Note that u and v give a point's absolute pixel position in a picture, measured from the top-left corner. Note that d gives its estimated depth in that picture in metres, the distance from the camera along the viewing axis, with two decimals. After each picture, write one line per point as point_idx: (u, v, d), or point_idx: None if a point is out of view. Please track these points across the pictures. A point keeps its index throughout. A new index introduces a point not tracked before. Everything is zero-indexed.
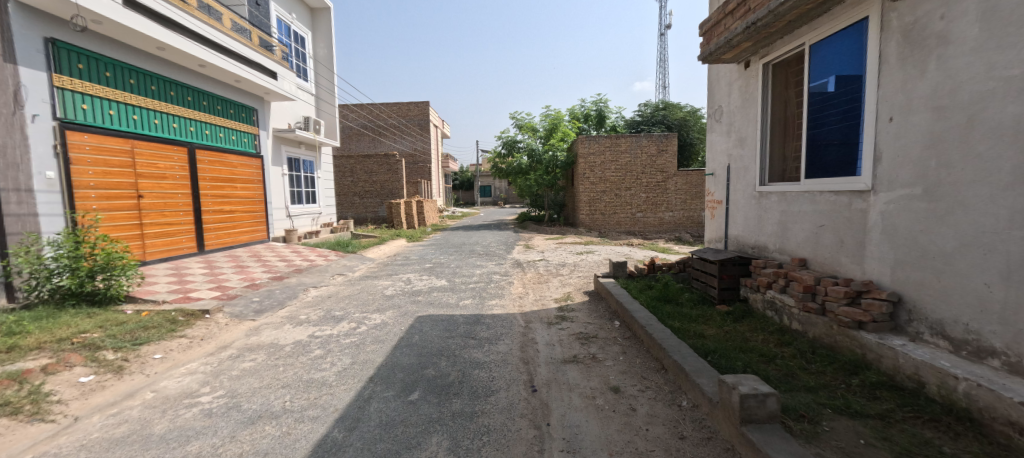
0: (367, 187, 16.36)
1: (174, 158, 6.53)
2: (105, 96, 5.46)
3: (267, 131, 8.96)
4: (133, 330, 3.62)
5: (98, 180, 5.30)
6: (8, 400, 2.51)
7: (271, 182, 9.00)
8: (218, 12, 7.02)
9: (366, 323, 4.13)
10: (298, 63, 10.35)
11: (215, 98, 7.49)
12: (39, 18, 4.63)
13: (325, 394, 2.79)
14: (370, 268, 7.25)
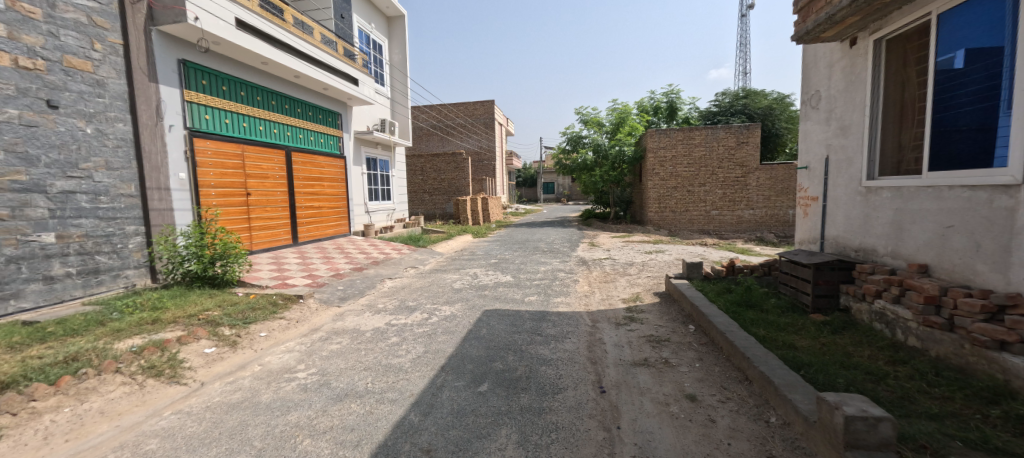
0: (435, 185, 17.17)
1: (275, 160, 7.35)
2: (222, 107, 6.31)
3: (349, 134, 9.73)
4: (244, 310, 4.15)
5: (217, 181, 6.14)
6: (156, 364, 3.02)
7: (353, 181, 9.78)
8: (309, 27, 7.77)
9: (437, 314, 4.33)
10: (376, 69, 11.14)
11: (307, 105, 8.31)
12: (175, 43, 5.49)
13: (402, 379, 2.96)
14: (439, 262, 7.59)
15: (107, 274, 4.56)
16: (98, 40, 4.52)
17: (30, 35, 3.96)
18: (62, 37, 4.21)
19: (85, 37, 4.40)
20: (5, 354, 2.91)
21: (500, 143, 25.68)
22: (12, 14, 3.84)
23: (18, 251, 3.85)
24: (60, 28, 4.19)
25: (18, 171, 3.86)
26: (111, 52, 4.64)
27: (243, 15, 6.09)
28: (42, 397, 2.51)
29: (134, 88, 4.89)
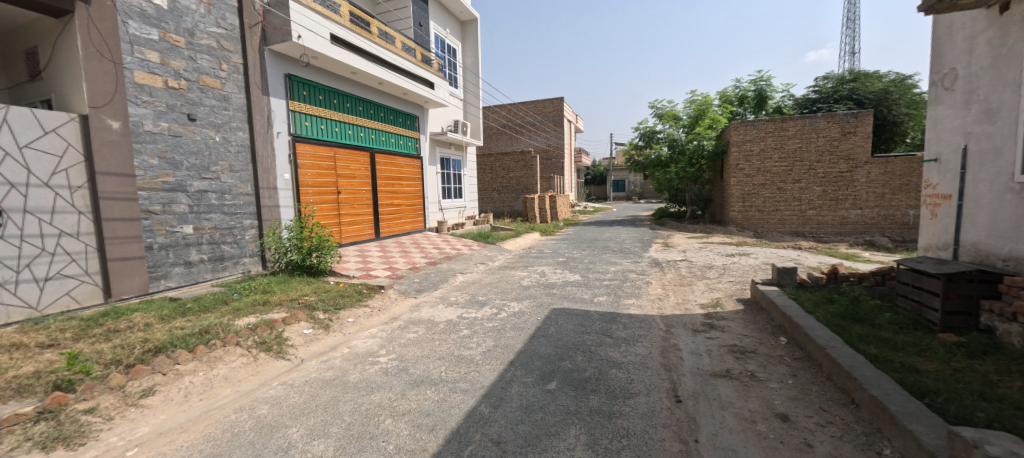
0: (503, 183, 17.55)
1: (361, 162, 8.02)
2: (318, 114, 7.02)
3: (425, 135, 10.30)
4: (335, 297, 4.61)
5: (314, 181, 6.86)
6: (267, 340, 3.48)
7: (428, 180, 10.35)
8: (392, 37, 8.37)
9: (507, 309, 4.43)
10: (450, 72, 11.66)
11: (388, 110, 8.93)
12: (282, 59, 6.25)
13: (473, 370, 3.07)
14: (507, 259, 7.75)
15: (230, 261, 5.37)
16: (224, 61, 5.33)
17: (177, 60, 4.79)
18: (199, 61, 5.02)
19: (215, 59, 5.21)
20: (160, 324, 3.56)
21: (569, 140, 25.36)
22: (165, 44, 4.67)
23: (167, 239, 4.68)
24: (198, 53, 5.01)
25: (168, 174, 4.69)
26: (233, 70, 5.44)
27: (336, 30, 6.73)
28: (185, 361, 3.04)
29: (250, 101, 5.66)
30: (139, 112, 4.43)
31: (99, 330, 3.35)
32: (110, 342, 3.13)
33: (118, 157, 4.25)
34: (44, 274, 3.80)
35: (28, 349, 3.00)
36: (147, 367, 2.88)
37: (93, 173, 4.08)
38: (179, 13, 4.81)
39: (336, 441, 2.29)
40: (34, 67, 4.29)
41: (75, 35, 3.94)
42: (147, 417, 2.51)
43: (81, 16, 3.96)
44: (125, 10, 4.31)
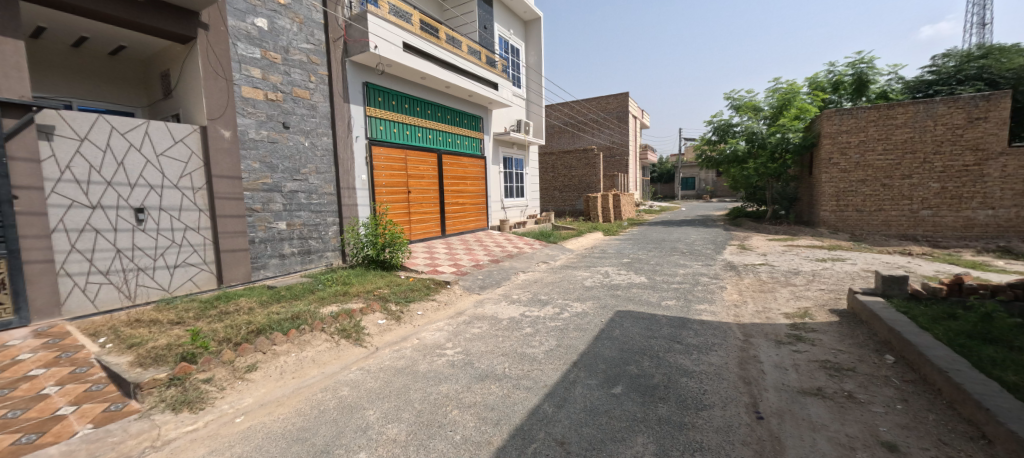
0: (565, 182, 17.41)
1: (429, 163, 8.41)
2: (392, 119, 7.47)
3: (489, 136, 10.53)
4: (405, 290, 4.89)
5: (387, 181, 7.32)
6: (346, 327, 3.79)
7: (491, 179, 10.59)
8: (458, 42, 8.67)
9: (569, 310, 4.38)
10: (513, 73, 11.83)
11: (454, 112, 9.25)
12: (361, 68, 6.75)
13: (536, 369, 3.08)
14: (569, 259, 7.67)
15: (316, 255, 5.94)
16: (312, 74, 5.90)
17: (275, 75, 5.38)
18: (292, 74, 5.60)
19: (305, 72, 5.78)
20: (259, 308, 4.04)
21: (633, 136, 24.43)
22: (266, 61, 5.27)
23: (265, 234, 5.29)
24: (292, 67, 5.59)
25: (266, 176, 5.28)
26: (320, 82, 5.99)
27: (408, 38, 7.12)
28: (280, 343, 3.41)
29: (332, 108, 6.19)
30: (245, 122, 5.06)
31: (214, 311, 3.90)
32: (222, 322, 3.61)
33: (229, 162, 4.88)
34: (174, 261, 4.53)
35: (161, 325, 3.58)
36: (250, 346, 3.27)
37: (209, 176, 4.75)
38: (277, 32, 5.40)
39: (408, 426, 2.43)
40: (167, 87, 5.08)
41: (197, 58, 4.61)
42: (250, 389, 2.92)
43: (201, 41, 4.63)
44: (235, 34, 4.94)
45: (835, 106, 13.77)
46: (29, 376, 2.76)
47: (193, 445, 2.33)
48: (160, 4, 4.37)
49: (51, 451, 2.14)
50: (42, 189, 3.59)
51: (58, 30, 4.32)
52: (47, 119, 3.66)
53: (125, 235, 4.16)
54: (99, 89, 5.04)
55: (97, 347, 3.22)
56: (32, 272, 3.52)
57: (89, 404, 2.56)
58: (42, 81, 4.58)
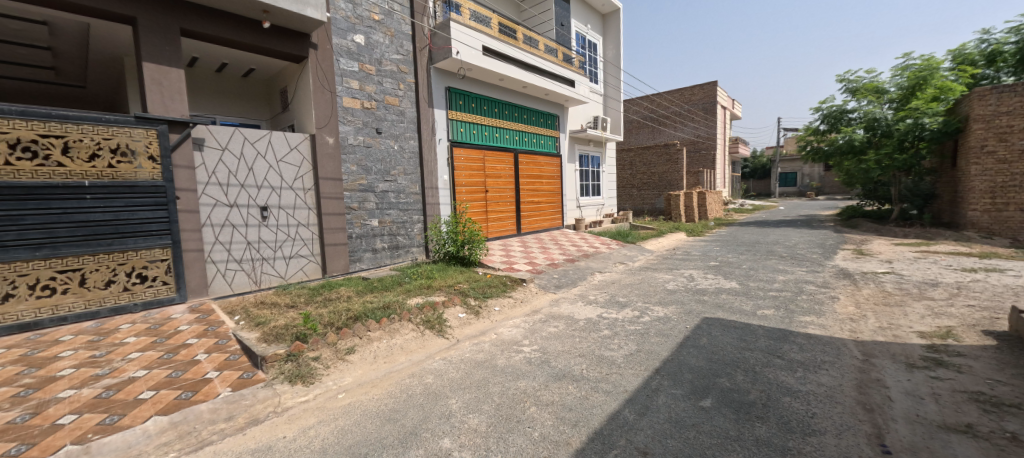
0: (644, 179, 16.77)
1: (505, 162, 8.60)
2: (471, 120, 7.77)
3: (565, 134, 10.47)
4: (484, 286, 5.07)
5: (467, 181, 7.65)
6: (430, 319, 4.04)
7: (566, 177, 10.55)
8: (535, 41, 8.73)
9: (651, 313, 4.19)
10: (591, 68, 11.60)
11: (531, 111, 9.34)
12: (443, 74, 7.13)
13: (615, 372, 2.99)
14: (649, 261, 7.33)
15: (403, 250, 6.41)
16: (402, 82, 6.37)
17: (370, 85, 5.91)
18: (385, 83, 6.10)
19: (396, 81, 6.27)
20: (356, 296, 4.49)
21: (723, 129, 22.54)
22: (362, 73, 5.81)
23: (361, 230, 5.84)
24: (384, 77, 6.10)
25: (362, 177, 5.82)
26: (408, 89, 6.45)
27: (487, 42, 7.35)
28: (374, 329, 3.74)
29: (419, 113, 6.62)
30: (346, 130, 5.63)
31: (320, 297, 4.43)
32: (326, 308, 4.08)
33: (332, 165, 5.47)
34: (289, 253, 5.22)
35: (279, 308, 4.15)
36: (350, 330, 3.64)
37: (317, 178, 5.37)
38: (372, 46, 5.93)
39: (488, 418, 2.51)
40: (284, 102, 5.84)
41: (309, 75, 5.24)
42: (349, 370, 3.26)
43: (311, 59, 5.26)
44: (338, 50, 5.52)
45: (990, 83, 11.33)
46: (187, 344, 3.40)
47: (306, 413, 2.69)
48: (282, 30, 5.03)
49: (203, 408, 2.63)
50: (195, 192, 4.37)
51: (206, 59, 5.19)
52: (200, 133, 4.45)
53: (253, 229, 4.89)
54: (235, 106, 5.97)
55: (234, 323, 3.83)
56: (188, 259, 4.31)
57: (228, 371, 3.05)
58: (196, 103, 5.56)
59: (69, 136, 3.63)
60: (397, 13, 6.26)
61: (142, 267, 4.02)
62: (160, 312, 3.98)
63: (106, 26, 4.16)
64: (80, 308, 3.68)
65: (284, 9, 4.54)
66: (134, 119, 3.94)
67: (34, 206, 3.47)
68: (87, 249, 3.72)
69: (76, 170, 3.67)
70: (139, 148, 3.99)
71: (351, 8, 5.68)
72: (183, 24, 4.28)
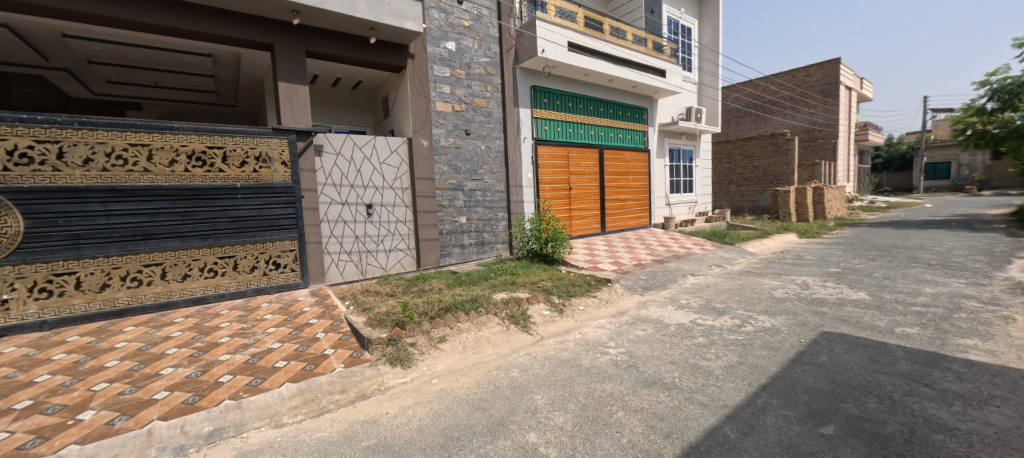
0: (745, 174, 15.27)
1: (590, 159, 8.46)
2: (556, 118, 7.79)
3: (654, 127, 9.94)
4: (567, 285, 5.09)
5: (551, 178, 7.72)
6: (516, 314, 4.18)
7: (655, 173, 10.07)
8: (622, 31, 8.42)
9: (754, 323, 3.86)
10: (684, 55, 10.85)
11: (617, 105, 9.04)
12: (528, 73, 7.28)
13: (713, 384, 2.77)
14: (750, 266, 6.76)
15: (488, 246, 6.73)
16: (489, 84, 6.66)
17: (460, 89, 6.29)
18: (473, 87, 6.45)
19: (483, 83, 6.59)
20: (447, 289, 4.80)
21: (852, 114, 19.27)
22: (453, 77, 6.20)
23: (451, 226, 6.26)
24: (473, 80, 6.45)
25: (452, 177, 6.22)
26: (495, 90, 6.72)
27: (573, 37, 7.31)
28: (463, 320, 3.96)
29: (505, 113, 6.86)
30: (438, 132, 6.05)
31: (415, 288, 4.82)
32: (421, 298, 4.43)
33: (426, 166, 5.90)
34: (390, 246, 5.76)
35: (382, 295, 4.61)
36: (441, 320, 3.89)
37: (413, 178, 5.83)
38: (462, 51, 6.30)
39: (575, 417, 2.49)
40: (386, 109, 6.43)
41: (407, 82, 5.70)
42: (442, 357, 3.51)
43: (409, 68, 5.70)
44: (432, 58, 5.95)
45: None
46: (309, 323, 3.95)
47: (404, 394, 2.95)
48: (386, 44, 5.52)
49: (322, 379, 3.03)
50: (315, 191, 5.04)
51: (324, 75, 5.94)
52: (320, 140, 5.10)
53: (360, 225, 5.48)
54: (346, 115, 6.75)
55: (345, 307, 4.35)
56: (309, 249, 5.00)
57: (341, 349, 3.47)
58: (318, 114, 6.40)
59: (226, 146, 4.42)
60: (485, 18, 6.55)
61: (276, 255, 4.76)
62: (288, 295, 4.68)
63: (252, 53, 4.98)
64: (233, 288, 4.50)
65: (388, 24, 4.98)
66: (271, 130, 4.65)
67: (202, 204, 4.31)
68: (238, 239, 4.51)
69: (231, 175, 4.47)
70: (275, 154, 4.71)
71: (444, 17, 6.08)
72: (308, 46, 4.94)
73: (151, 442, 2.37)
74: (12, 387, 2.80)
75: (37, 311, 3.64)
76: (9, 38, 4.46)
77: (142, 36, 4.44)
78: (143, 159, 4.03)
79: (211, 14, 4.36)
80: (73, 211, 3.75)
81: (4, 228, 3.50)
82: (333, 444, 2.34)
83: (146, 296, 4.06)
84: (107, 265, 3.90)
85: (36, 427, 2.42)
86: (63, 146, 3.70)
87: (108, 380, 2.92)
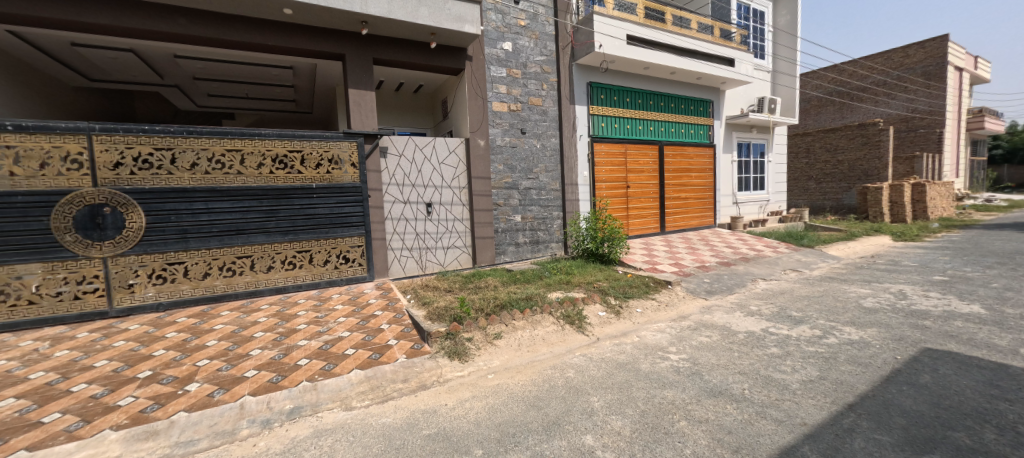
0: (827, 169, 13.90)
1: (649, 155, 8.16)
2: (613, 114, 7.62)
3: (721, 121, 9.34)
4: (624, 286, 4.97)
5: (607, 176, 7.58)
6: (571, 314, 4.17)
7: (721, 170, 9.46)
8: (687, 20, 7.99)
9: (838, 336, 3.54)
10: (756, 42, 10.07)
11: (680, 99, 8.61)
12: (585, 70, 7.19)
13: (789, 400, 2.55)
14: (832, 272, 6.15)
15: (543, 245, 6.77)
16: (544, 82, 6.67)
17: (516, 88, 6.35)
18: (529, 85, 6.50)
19: (539, 82, 6.60)
20: (502, 286, 4.89)
21: (963, 98, 16.68)
22: (509, 77, 6.28)
23: (506, 225, 6.38)
24: (529, 79, 6.49)
25: (508, 176, 6.32)
26: (550, 88, 6.71)
27: (632, 30, 7.09)
28: (518, 318, 4.02)
29: (561, 111, 6.83)
30: (495, 132, 6.16)
31: (471, 285, 4.97)
32: (477, 294, 4.55)
33: (482, 166, 6.03)
34: (448, 244, 5.99)
35: (440, 291, 4.81)
36: (497, 317, 3.97)
37: (470, 177, 5.99)
38: (519, 51, 6.36)
39: (633, 423, 2.40)
40: (445, 111, 6.67)
41: (465, 84, 5.87)
42: (498, 353, 3.59)
43: (466, 70, 5.85)
44: (489, 59, 6.06)
45: None
46: (375, 314, 4.22)
47: (463, 387, 3.05)
48: (446, 48, 5.70)
49: (387, 368, 3.23)
50: (381, 191, 5.36)
51: (389, 81, 6.28)
52: (385, 143, 5.41)
53: (420, 222, 5.74)
54: (408, 118, 7.09)
55: (406, 301, 4.59)
56: (374, 245, 5.33)
57: (403, 340, 3.66)
58: (383, 118, 6.80)
59: (303, 150, 4.83)
60: (542, 15, 6.55)
61: (346, 250, 5.13)
62: (355, 287, 5.04)
63: (327, 64, 5.39)
64: (308, 279, 4.93)
65: (447, 29, 5.14)
66: (342, 134, 5.00)
67: (283, 203, 4.76)
68: (313, 235, 4.92)
69: (307, 176, 4.87)
70: (344, 156, 5.06)
71: (501, 18, 6.17)
72: (375, 54, 5.24)
73: (244, 414, 2.68)
74: (137, 359, 3.30)
75: (155, 294, 4.25)
76: (135, 61, 5.23)
77: (235, 53, 4.99)
78: (237, 163, 4.52)
79: (292, 29, 4.78)
80: (181, 209, 4.31)
81: (131, 222, 4.12)
82: (396, 429, 2.48)
83: (239, 285, 4.58)
84: (208, 256, 4.45)
85: (156, 394, 2.83)
86: (174, 152, 4.26)
87: (210, 357, 3.34)
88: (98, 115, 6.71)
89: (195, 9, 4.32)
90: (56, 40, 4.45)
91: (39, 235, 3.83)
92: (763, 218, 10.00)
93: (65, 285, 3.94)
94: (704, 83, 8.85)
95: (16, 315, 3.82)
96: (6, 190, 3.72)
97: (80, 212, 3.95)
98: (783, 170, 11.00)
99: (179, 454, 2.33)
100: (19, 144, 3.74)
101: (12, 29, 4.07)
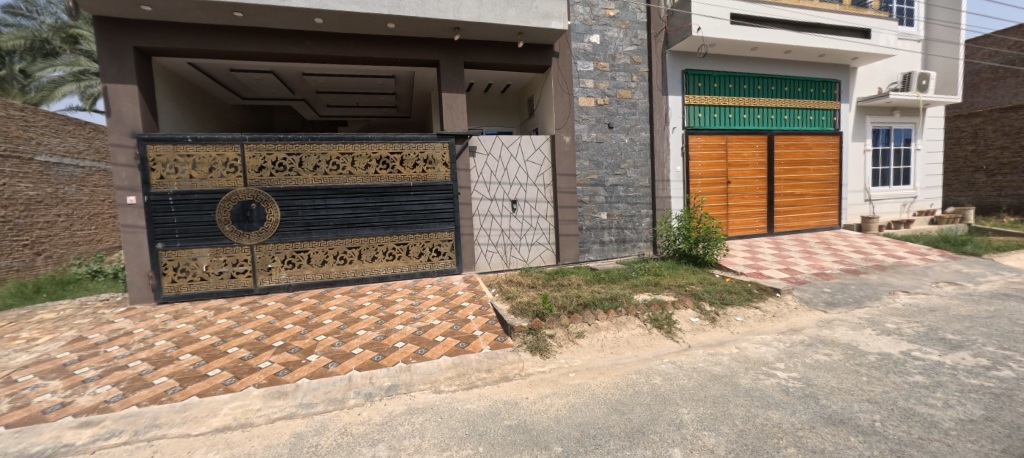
0: (1005, 158, 11.09)
1: (755, 147, 7.31)
2: (712, 102, 6.99)
3: (849, 104, 7.99)
4: (721, 291, 4.56)
5: (704, 171, 6.99)
6: (659, 318, 3.96)
7: (849, 161, 8.10)
8: None
9: (1016, 368, 2.82)
10: (899, 6, 8.41)
11: (796, 81, 7.55)
12: (680, 57, 6.71)
13: (937, 440, 2.10)
14: (1009, 288, 4.88)
15: (630, 243, 6.52)
16: (634, 73, 6.38)
17: (603, 82, 6.17)
18: (618, 78, 6.27)
19: (628, 74, 6.34)
20: (586, 285, 4.83)
21: None
22: (597, 71, 6.12)
23: (591, 222, 6.27)
24: (617, 72, 6.26)
25: (593, 172, 6.19)
26: (641, 79, 6.40)
27: (737, 8, 6.42)
28: (602, 319, 3.93)
29: (652, 103, 6.47)
30: (580, 127, 6.07)
31: (554, 282, 4.98)
32: (560, 291, 4.56)
33: (567, 162, 6.00)
34: (533, 240, 6.08)
35: (523, 286, 4.92)
36: (580, 316, 3.94)
37: (555, 174, 6.00)
38: (607, 42, 6.16)
39: (729, 442, 2.19)
40: (531, 109, 6.75)
41: (550, 81, 5.89)
42: (581, 352, 3.56)
43: (551, 66, 5.86)
44: (576, 54, 5.99)
45: None
46: (462, 304, 4.51)
47: (544, 382, 3.08)
48: (533, 45, 5.75)
49: (472, 357, 3.40)
50: (470, 188, 5.63)
51: (479, 82, 6.56)
52: (474, 142, 5.66)
53: (505, 219, 5.91)
54: (496, 118, 7.35)
55: (491, 294, 4.80)
56: (463, 240, 5.65)
57: (488, 332, 3.83)
58: (474, 118, 7.14)
59: (402, 151, 5.29)
60: (632, 3, 6.25)
61: (438, 244, 5.52)
62: (445, 279, 5.40)
63: (425, 71, 5.82)
64: (405, 269, 5.42)
65: (535, 26, 5.19)
66: (436, 136, 5.37)
67: (385, 200, 5.27)
68: (410, 229, 5.38)
69: (405, 175, 5.32)
70: (437, 156, 5.42)
71: (589, 11, 6.04)
72: (467, 57, 5.51)
73: (352, 385, 3.04)
74: (272, 330, 3.95)
75: (286, 276, 5.04)
76: (273, 81, 6.22)
77: (349, 67, 5.65)
78: (348, 164, 5.12)
79: (396, 41, 5.24)
80: (305, 205, 5.03)
81: (270, 215, 4.93)
82: (480, 416, 2.60)
83: (349, 272, 5.22)
84: (325, 246, 5.13)
85: (287, 361, 3.36)
86: (301, 157, 4.98)
87: (326, 334, 3.86)
88: (245, 126, 8.13)
89: (318, 31, 4.98)
90: (220, 68, 5.49)
91: (207, 225, 4.79)
92: (906, 219, 8.34)
93: (224, 266, 4.87)
94: (827, 61, 7.63)
95: (193, 288, 4.83)
96: (188, 189, 4.71)
97: (234, 208, 4.84)
98: (935, 160, 9.04)
99: (302, 413, 2.71)
100: (194, 153, 4.69)
101: (191, 61, 5.13)
